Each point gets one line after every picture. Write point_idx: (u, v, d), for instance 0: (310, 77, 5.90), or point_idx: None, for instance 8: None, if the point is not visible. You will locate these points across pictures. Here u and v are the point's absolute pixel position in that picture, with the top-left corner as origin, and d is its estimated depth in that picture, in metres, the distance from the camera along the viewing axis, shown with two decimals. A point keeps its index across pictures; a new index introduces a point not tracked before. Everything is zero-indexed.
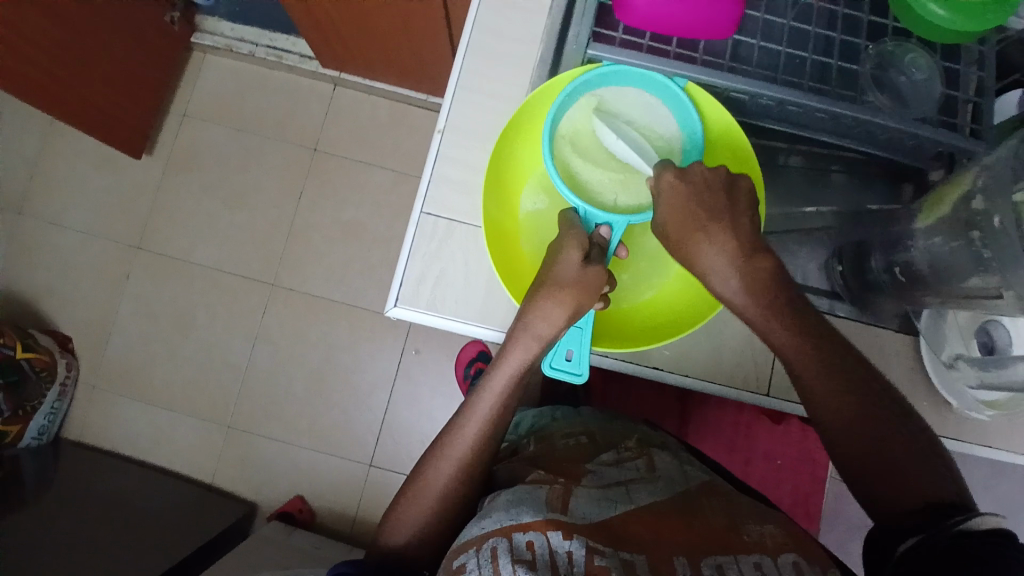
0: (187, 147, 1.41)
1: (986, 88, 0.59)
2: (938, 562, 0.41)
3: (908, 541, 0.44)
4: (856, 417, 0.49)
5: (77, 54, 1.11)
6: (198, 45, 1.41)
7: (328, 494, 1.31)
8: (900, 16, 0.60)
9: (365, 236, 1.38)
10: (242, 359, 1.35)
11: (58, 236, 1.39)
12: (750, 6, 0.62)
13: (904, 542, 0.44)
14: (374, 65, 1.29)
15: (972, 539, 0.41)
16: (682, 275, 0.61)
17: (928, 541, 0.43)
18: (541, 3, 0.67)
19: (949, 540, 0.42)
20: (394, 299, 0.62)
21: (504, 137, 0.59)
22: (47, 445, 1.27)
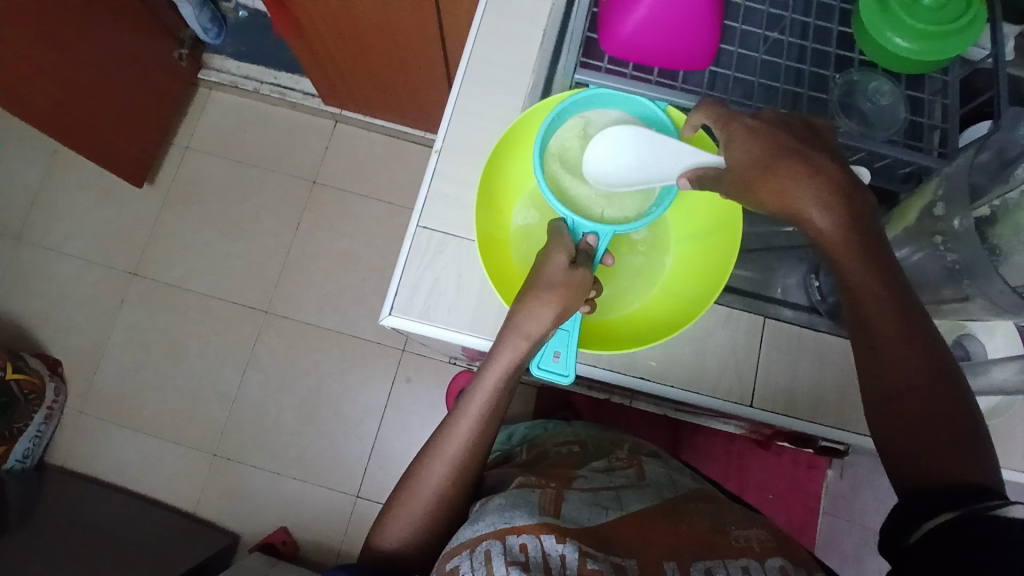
0: (188, 177, 1.45)
1: (950, 114, 0.64)
2: (965, 544, 0.39)
3: (935, 519, 0.42)
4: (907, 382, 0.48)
5: (87, 85, 1.15)
6: (204, 81, 1.46)
7: (313, 525, 1.28)
8: (863, 46, 0.65)
9: (359, 266, 1.41)
10: (232, 386, 1.35)
11: (55, 262, 1.40)
12: (725, 40, 0.66)
13: (927, 521, 0.43)
14: (373, 101, 1.34)
15: (1001, 527, 0.39)
16: (666, 285, 0.64)
17: (955, 526, 0.41)
18: (532, 36, 0.72)
19: (975, 525, 0.40)
20: (389, 308, 0.65)
21: (495, 153, 0.62)
22: (29, 471, 1.25)
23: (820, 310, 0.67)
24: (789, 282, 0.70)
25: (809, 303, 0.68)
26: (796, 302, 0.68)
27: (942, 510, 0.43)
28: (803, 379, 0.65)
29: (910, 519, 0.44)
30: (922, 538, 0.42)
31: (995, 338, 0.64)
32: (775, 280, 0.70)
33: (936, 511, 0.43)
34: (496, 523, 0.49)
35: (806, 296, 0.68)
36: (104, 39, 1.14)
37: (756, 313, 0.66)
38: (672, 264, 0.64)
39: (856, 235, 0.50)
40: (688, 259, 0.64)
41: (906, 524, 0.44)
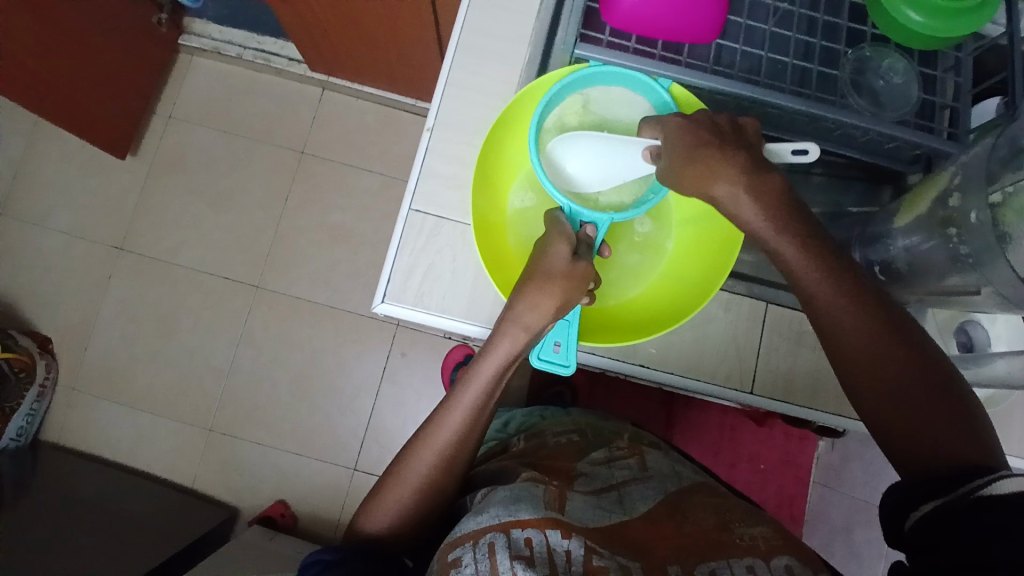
0: (173, 148, 1.40)
1: (962, 93, 0.61)
2: (957, 537, 0.39)
3: (923, 509, 0.42)
4: (890, 373, 0.47)
5: (65, 54, 1.10)
6: (185, 47, 1.40)
7: (310, 497, 1.29)
8: (875, 19, 0.62)
9: (351, 239, 1.38)
10: (226, 362, 1.34)
11: (40, 236, 1.37)
12: (733, 11, 0.63)
13: (918, 510, 0.42)
14: (362, 69, 1.29)
15: (993, 508, 0.38)
16: (668, 272, 0.62)
17: (944, 517, 0.40)
18: (529, 8, 0.68)
19: (970, 511, 0.39)
20: (382, 295, 0.63)
21: (493, 133, 0.59)
22: (24, 448, 1.24)
23: None
24: None
25: None
26: None
27: (930, 496, 0.42)
28: (803, 364, 0.64)
29: (903, 507, 0.43)
30: (917, 528, 0.41)
31: (997, 326, 0.63)
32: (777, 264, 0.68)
33: (922, 499, 0.42)
34: (501, 515, 0.48)
35: None
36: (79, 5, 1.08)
37: (756, 298, 0.65)
38: (674, 249, 0.62)
39: (791, 232, 0.51)
40: (688, 248, 0.62)
41: (899, 514, 0.43)
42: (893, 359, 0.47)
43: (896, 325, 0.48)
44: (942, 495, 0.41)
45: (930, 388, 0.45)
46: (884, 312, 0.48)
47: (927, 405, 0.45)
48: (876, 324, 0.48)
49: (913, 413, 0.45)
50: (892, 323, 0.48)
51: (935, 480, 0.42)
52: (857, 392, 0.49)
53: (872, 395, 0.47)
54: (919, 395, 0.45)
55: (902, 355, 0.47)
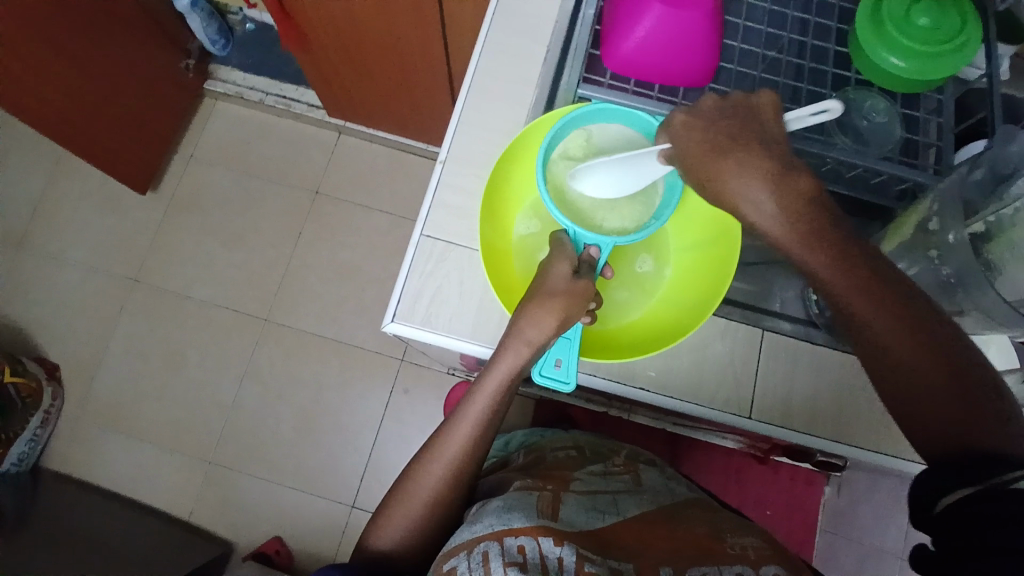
0: (192, 186, 1.46)
1: (945, 132, 0.65)
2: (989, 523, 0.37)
3: (954, 493, 0.40)
4: (913, 362, 0.45)
5: (94, 95, 1.17)
6: (210, 92, 1.48)
7: (307, 534, 1.27)
8: (858, 65, 0.66)
9: (359, 277, 1.41)
10: (230, 395, 1.35)
11: (57, 267, 1.41)
12: (725, 58, 0.68)
13: (948, 494, 0.40)
14: (376, 115, 1.36)
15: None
16: (667, 297, 0.64)
17: (976, 503, 0.38)
18: (534, 51, 0.73)
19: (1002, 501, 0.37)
20: (392, 315, 0.66)
21: (500, 164, 0.63)
22: (24, 475, 1.24)
23: (818, 324, 0.67)
24: (787, 296, 0.70)
25: (806, 317, 0.68)
26: (793, 316, 0.68)
27: (960, 482, 0.40)
28: (800, 389, 0.65)
29: (930, 488, 0.41)
30: (947, 512, 0.39)
31: (991, 350, 0.65)
32: (772, 294, 0.70)
33: (952, 485, 0.40)
34: (495, 525, 0.49)
35: (804, 310, 0.68)
36: (110, 50, 1.15)
37: (752, 325, 0.67)
38: (672, 276, 0.65)
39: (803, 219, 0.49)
40: (688, 272, 0.64)
41: (926, 494, 0.41)
42: (917, 348, 0.45)
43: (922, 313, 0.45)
44: (975, 482, 0.39)
45: (955, 380, 0.43)
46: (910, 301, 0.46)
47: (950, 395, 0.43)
48: (900, 312, 0.45)
49: (932, 403, 0.44)
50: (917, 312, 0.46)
51: (964, 466, 0.41)
52: (879, 379, 0.47)
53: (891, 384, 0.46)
54: (941, 386, 0.44)
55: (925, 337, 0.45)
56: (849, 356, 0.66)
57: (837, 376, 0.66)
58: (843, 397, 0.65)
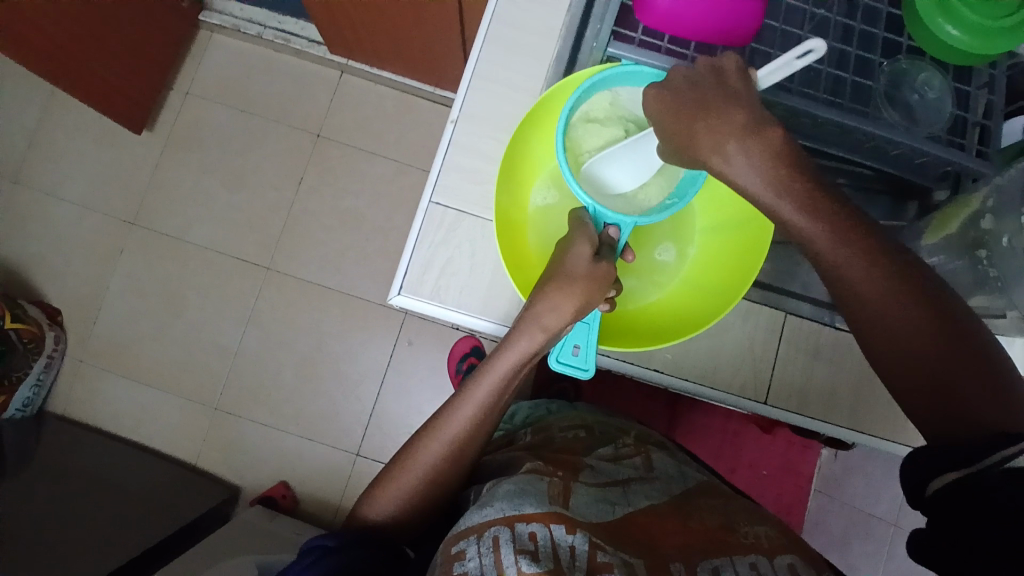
0: (188, 125, 1.40)
1: (994, 111, 0.60)
2: (979, 506, 0.39)
3: (945, 479, 0.41)
4: (902, 328, 0.45)
5: (88, 28, 1.10)
6: (205, 24, 1.39)
7: (312, 480, 1.30)
8: (913, 33, 0.61)
9: (362, 225, 1.38)
10: (232, 342, 1.34)
11: (52, 207, 1.37)
12: (769, 16, 0.62)
13: (939, 478, 0.41)
14: (382, 54, 1.28)
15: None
16: (686, 280, 0.62)
17: (967, 488, 0.39)
18: (559, 2, 0.67)
19: (995, 487, 0.38)
20: (398, 287, 0.63)
21: (521, 127, 0.58)
22: (30, 417, 1.25)
23: None
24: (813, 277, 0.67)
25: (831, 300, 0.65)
26: (817, 298, 0.65)
27: (953, 466, 0.41)
28: (819, 375, 0.64)
29: (923, 473, 0.42)
30: (941, 497, 0.41)
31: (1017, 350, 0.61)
32: (796, 276, 0.67)
33: (943, 470, 0.41)
34: (506, 509, 0.49)
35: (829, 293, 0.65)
36: None
37: (775, 307, 0.64)
38: (696, 255, 0.62)
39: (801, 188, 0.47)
40: (711, 254, 0.61)
41: (919, 479, 0.42)
42: (884, 290, 0.45)
43: (909, 276, 0.46)
44: (966, 466, 0.40)
45: (945, 342, 0.44)
46: (898, 264, 0.46)
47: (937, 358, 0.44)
48: (888, 277, 0.46)
49: (906, 341, 0.45)
50: (907, 276, 0.46)
51: (957, 448, 0.41)
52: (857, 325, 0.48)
53: (879, 350, 0.47)
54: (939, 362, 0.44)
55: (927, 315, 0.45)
56: None
57: (858, 362, 0.64)
58: (861, 385, 0.64)
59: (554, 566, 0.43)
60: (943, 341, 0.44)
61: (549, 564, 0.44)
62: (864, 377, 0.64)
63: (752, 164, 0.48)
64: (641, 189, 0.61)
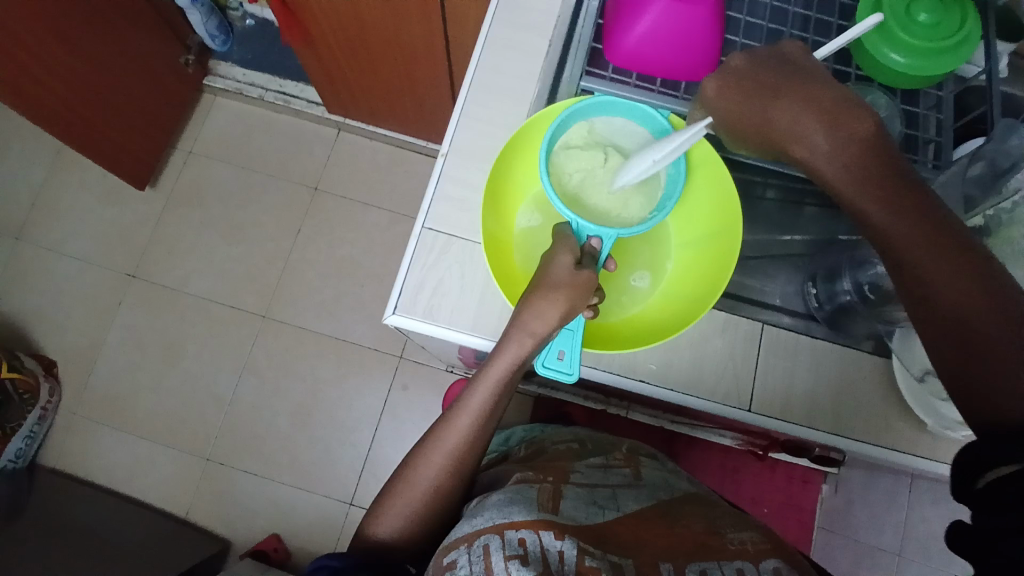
0: (190, 181, 1.46)
1: (944, 128, 0.66)
2: None
3: (1002, 469, 0.35)
4: (954, 292, 0.41)
5: (94, 87, 1.17)
6: (209, 87, 1.48)
7: (305, 531, 1.27)
8: (860, 62, 0.66)
9: (358, 272, 1.41)
10: (227, 392, 1.34)
11: (54, 262, 1.40)
12: (725, 53, 0.68)
13: (993, 469, 0.35)
14: (376, 111, 1.36)
15: None
16: (666, 293, 0.64)
17: None
18: (536, 48, 0.73)
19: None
20: (393, 307, 0.66)
21: (503, 155, 0.63)
22: (20, 471, 1.24)
23: (817, 318, 0.68)
24: (787, 289, 0.70)
25: (806, 311, 0.69)
26: (793, 310, 0.69)
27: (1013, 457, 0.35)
28: (800, 382, 0.66)
29: (976, 461, 0.36)
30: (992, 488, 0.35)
31: None
32: (771, 287, 0.70)
33: (999, 459, 0.35)
34: (495, 518, 0.50)
35: (803, 304, 0.69)
36: (107, 41, 1.15)
37: (750, 318, 0.67)
38: (674, 269, 0.65)
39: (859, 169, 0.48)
40: (692, 266, 0.64)
41: (970, 467, 0.37)
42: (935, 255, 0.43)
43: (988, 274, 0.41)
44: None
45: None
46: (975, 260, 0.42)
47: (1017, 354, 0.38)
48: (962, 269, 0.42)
49: (960, 307, 0.41)
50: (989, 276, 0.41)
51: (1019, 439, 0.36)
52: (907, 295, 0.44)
53: (942, 345, 0.42)
54: (997, 329, 0.39)
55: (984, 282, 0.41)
56: (851, 350, 0.67)
57: (838, 369, 0.66)
58: (842, 391, 0.66)
59: (542, 569, 0.43)
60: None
61: (538, 567, 0.44)
62: (844, 384, 0.66)
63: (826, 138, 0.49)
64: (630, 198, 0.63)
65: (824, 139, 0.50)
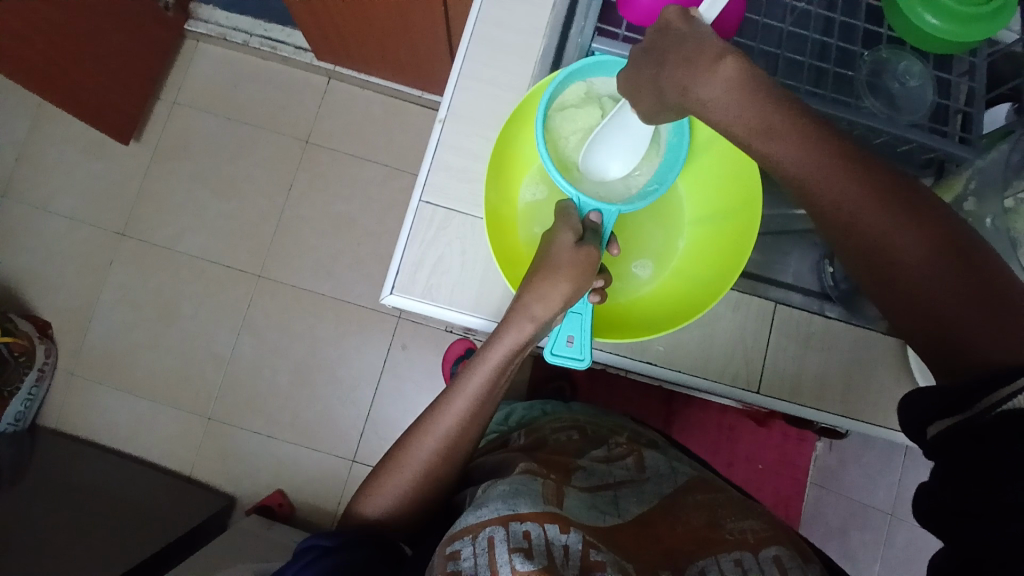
0: (177, 134, 1.40)
1: (976, 97, 0.61)
2: (978, 454, 0.35)
3: (940, 424, 0.37)
4: (900, 254, 0.40)
5: (71, 37, 1.09)
6: (191, 32, 1.39)
7: (309, 487, 1.29)
8: (892, 22, 0.61)
9: (354, 230, 1.38)
10: (226, 351, 1.33)
11: (41, 220, 1.36)
12: (750, 10, 0.62)
13: (936, 423, 0.37)
14: (370, 60, 1.28)
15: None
16: (677, 273, 0.62)
17: (964, 437, 0.36)
18: (544, 1, 0.67)
19: (981, 440, 0.35)
20: (391, 286, 0.63)
21: (507, 125, 0.59)
22: (23, 432, 1.24)
23: (832, 297, 0.66)
24: (801, 267, 0.69)
25: (821, 289, 0.67)
26: (807, 288, 0.67)
27: (946, 409, 0.37)
28: (812, 363, 0.64)
29: (921, 414, 0.38)
30: (941, 441, 0.37)
31: None
32: (784, 265, 0.69)
33: (941, 412, 0.37)
34: (500, 509, 0.48)
35: (818, 282, 0.67)
36: None
37: (763, 298, 0.65)
38: (686, 247, 0.62)
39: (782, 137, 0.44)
40: (702, 244, 0.62)
41: (917, 421, 0.39)
42: (875, 219, 0.41)
43: (955, 242, 0.39)
44: (962, 408, 0.36)
45: (992, 311, 0.37)
46: (940, 223, 0.40)
47: (983, 326, 0.37)
48: (925, 235, 0.40)
49: (906, 272, 0.40)
50: (951, 249, 0.39)
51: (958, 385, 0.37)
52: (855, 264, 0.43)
53: (901, 311, 0.41)
54: (950, 292, 0.38)
55: (929, 244, 0.40)
56: (863, 331, 0.65)
57: (851, 350, 0.64)
58: (855, 372, 0.64)
59: (547, 564, 0.43)
60: (978, 294, 0.38)
61: (543, 562, 0.43)
62: (856, 364, 0.64)
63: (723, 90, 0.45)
64: (635, 170, 0.61)
65: (708, 90, 0.45)
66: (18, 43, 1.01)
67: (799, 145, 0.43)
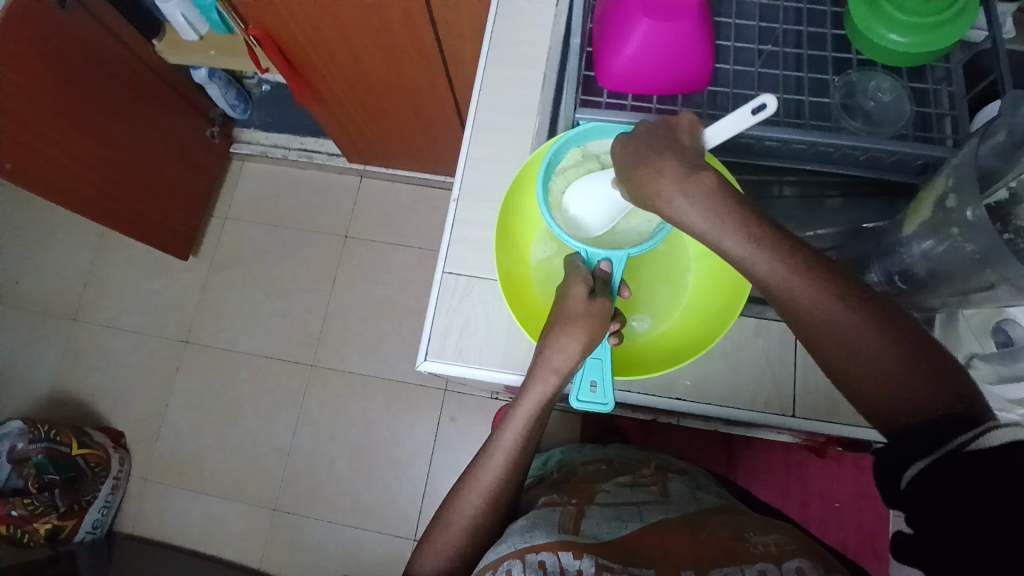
0: (229, 246, 1.53)
1: (957, 100, 0.63)
2: (955, 496, 0.36)
3: (915, 468, 0.38)
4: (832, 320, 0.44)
5: (118, 167, 1.24)
6: (236, 155, 1.56)
7: (374, 572, 1.28)
8: (859, 46, 0.65)
9: (396, 311, 1.45)
10: (286, 443, 1.39)
11: (113, 338, 1.49)
12: (720, 60, 0.67)
13: (908, 471, 0.38)
14: (394, 155, 1.40)
15: (998, 469, 0.35)
16: (692, 308, 0.64)
17: (940, 480, 0.36)
18: (533, 83, 0.74)
19: (970, 475, 0.35)
20: (424, 353, 0.67)
21: (509, 195, 0.65)
22: (101, 539, 1.32)
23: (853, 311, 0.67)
24: None
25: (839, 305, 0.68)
26: None
27: (916, 458, 0.38)
28: None
29: (891, 463, 0.39)
30: (915, 490, 0.37)
31: None
32: None
33: (911, 459, 0.38)
34: (517, 543, 0.51)
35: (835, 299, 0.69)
36: (124, 124, 1.22)
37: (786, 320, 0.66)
38: (695, 281, 0.65)
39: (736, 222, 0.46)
40: (708, 277, 0.64)
41: (888, 470, 0.39)
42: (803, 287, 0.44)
43: (897, 324, 0.43)
44: (930, 454, 0.38)
45: (926, 379, 0.40)
46: (875, 305, 0.43)
47: (936, 401, 0.40)
48: (868, 316, 0.43)
49: (838, 336, 0.43)
50: (886, 327, 0.42)
51: (926, 435, 0.38)
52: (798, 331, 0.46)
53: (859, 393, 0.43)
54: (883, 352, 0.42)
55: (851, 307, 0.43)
56: None
57: None
58: None
59: None
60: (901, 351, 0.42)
61: None
62: None
63: (687, 190, 0.48)
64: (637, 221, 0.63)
65: (676, 189, 0.48)
66: (74, 180, 1.16)
67: (750, 241, 0.46)
